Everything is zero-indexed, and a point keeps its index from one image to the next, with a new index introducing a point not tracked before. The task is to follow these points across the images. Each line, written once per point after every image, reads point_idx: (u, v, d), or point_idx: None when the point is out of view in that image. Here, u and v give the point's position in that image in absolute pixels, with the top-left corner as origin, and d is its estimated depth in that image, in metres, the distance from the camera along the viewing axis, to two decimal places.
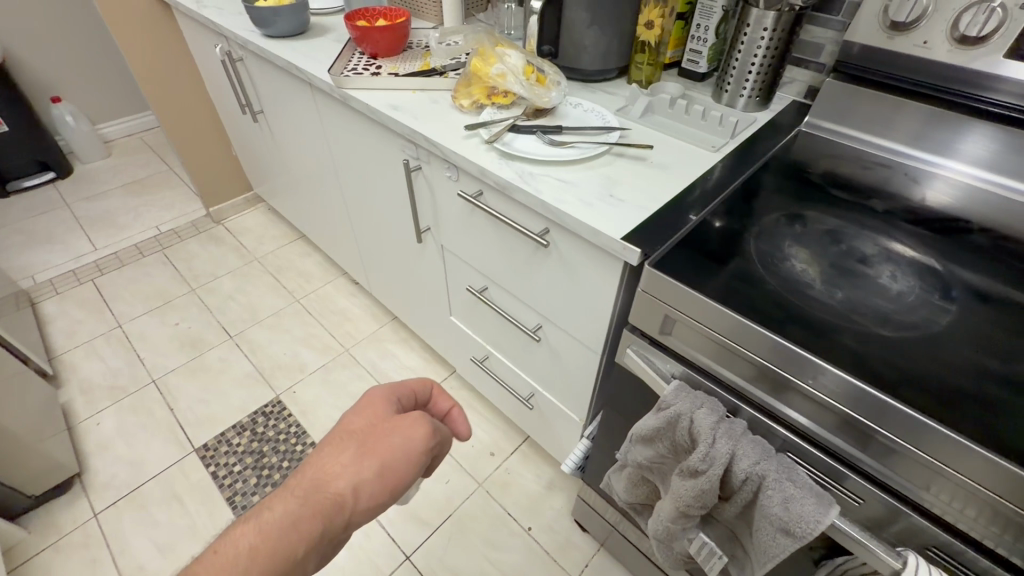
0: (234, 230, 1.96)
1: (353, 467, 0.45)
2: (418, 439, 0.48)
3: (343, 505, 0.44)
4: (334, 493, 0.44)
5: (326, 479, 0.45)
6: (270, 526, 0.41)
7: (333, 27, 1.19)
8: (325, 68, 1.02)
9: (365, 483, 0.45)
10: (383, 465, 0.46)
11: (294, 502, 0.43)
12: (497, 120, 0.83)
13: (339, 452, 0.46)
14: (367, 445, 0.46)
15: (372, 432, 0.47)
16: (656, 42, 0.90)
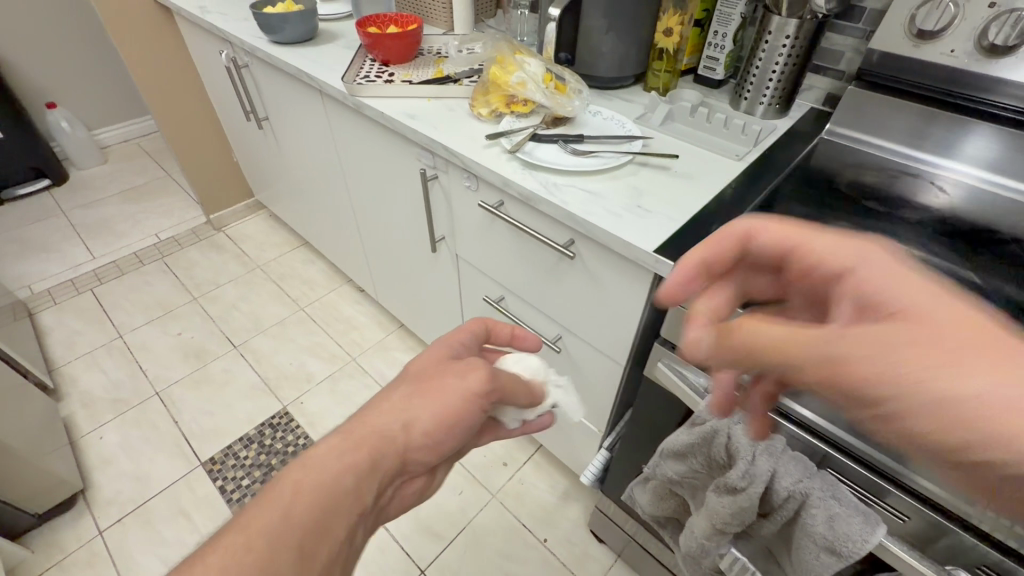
0: (235, 237, 1.94)
1: (404, 405, 0.49)
2: (471, 378, 0.51)
3: (395, 437, 0.46)
4: (386, 428, 0.47)
5: (377, 418, 0.48)
6: (326, 455, 0.44)
7: (341, 33, 1.17)
8: (336, 76, 1.00)
9: (417, 420, 0.48)
10: (436, 401, 0.48)
11: (351, 446, 0.45)
12: (518, 129, 0.82)
13: (393, 396, 0.50)
14: (420, 385, 0.50)
15: (425, 377, 0.51)
16: (674, 50, 0.90)
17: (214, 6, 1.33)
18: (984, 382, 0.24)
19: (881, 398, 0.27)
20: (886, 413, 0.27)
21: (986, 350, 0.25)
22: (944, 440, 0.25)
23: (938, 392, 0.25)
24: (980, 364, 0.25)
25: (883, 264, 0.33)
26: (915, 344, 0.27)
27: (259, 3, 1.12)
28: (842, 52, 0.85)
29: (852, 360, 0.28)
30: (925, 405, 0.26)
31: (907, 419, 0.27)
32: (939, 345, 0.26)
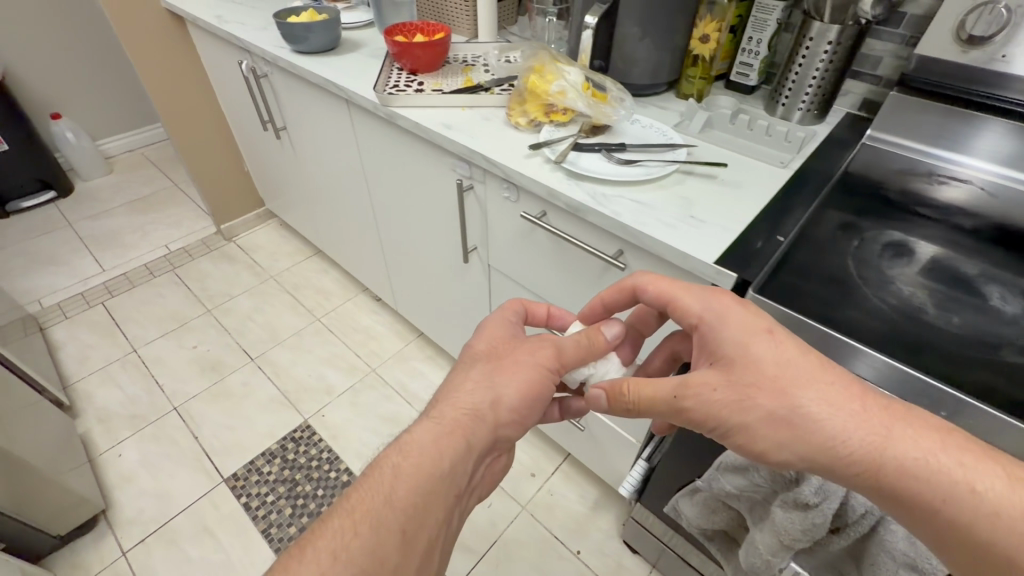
0: (247, 247, 1.91)
1: (482, 386, 0.61)
2: (537, 356, 0.63)
3: (475, 417, 0.59)
4: (469, 410, 0.59)
5: (460, 400, 0.60)
6: (421, 443, 0.56)
7: (364, 42, 1.16)
8: (364, 85, 0.99)
9: (494, 398, 0.60)
10: (511, 378, 0.62)
11: (437, 429, 0.57)
12: (559, 138, 0.81)
13: (472, 374, 0.63)
14: (494, 365, 0.63)
15: (496, 359, 0.64)
16: (711, 56, 0.88)
17: (231, 15, 1.31)
18: (766, 410, 0.49)
19: (758, 433, 0.50)
20: (772, 441, 0.50)
21: (789, 404, 0.48)
22: (807, 453, 0.48)
23: (795, 423, 0.48)
24: (763, 403, 0.49)
25: (734, 330, 0.52)
26: (779, 399, 0.48)
27: (283, 13, 1.11)
28: (881, 56, 0.85)
29: (687, 400, 0.53)
30: (769, 434, 0.50)
31: (764, 440, 0.50)
32: (761, 405, 0.49)
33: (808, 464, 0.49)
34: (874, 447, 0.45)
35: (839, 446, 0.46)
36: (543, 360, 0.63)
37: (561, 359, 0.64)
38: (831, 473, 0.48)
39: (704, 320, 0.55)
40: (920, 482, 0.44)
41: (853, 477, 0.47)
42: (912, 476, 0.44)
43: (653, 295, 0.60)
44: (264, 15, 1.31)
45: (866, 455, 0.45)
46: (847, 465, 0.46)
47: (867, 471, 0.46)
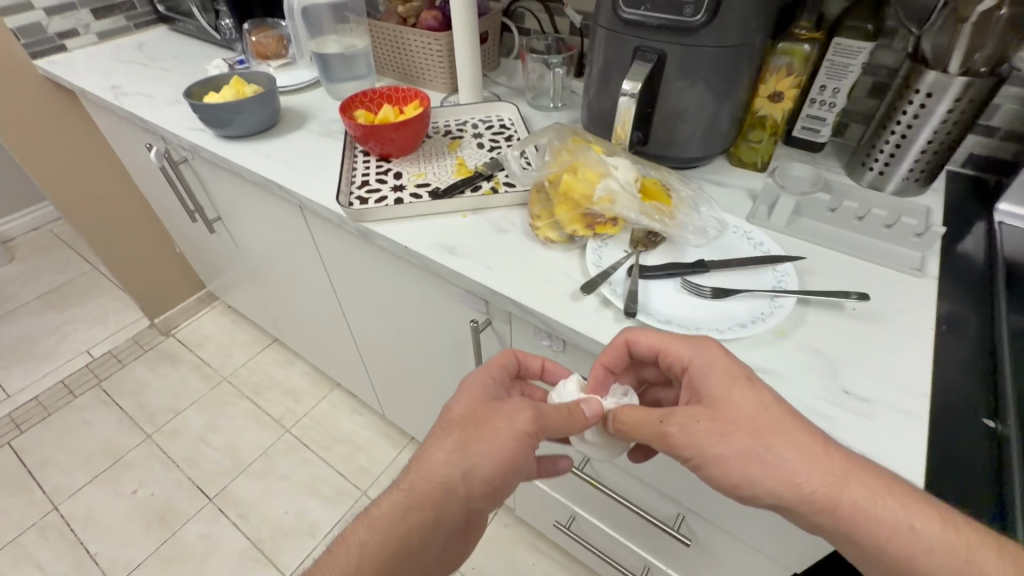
0: (191, 342, 1.60)
1: (454, 457, 0.47)
2: (519, 424, 0.48)
3: (447, 497, 0.46)
4: (438, 484, 0.46)
5: (430, 470, 0.47)
6: (386, 517, 0.46)
7: (312, 114, 0.90)
8: (321, 183, 0.73)
9: (469, 474, 0.47)
10: (487, 452, 0.47)
11: (402, 497, 0.47)
12: (610, 260, 0.58)
13: (445, 440, 0.49)
14: (469, 433, 0.48)
15: (471, 423, 0.49)
16: (784, 117, 0.68)
17: (131, 84, 1.02)
18: (739, 450, 0.42)
19: (726, 469, 0.43)
20: (739, 477, 0.43)
21: (759, 440, 0.42)
22: (771, 488, 0.42)
23: (760, 459, 0.42)
24: (739, 439, 0.42)
25: (721, 371, 0.45)
26: (750, 438, 0.42)
27: (195, 88, 0.84)
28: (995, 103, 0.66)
29: (669, 434, 0.45)
30: (740, 471, 0.42)
31: (728, 479, 0.43)
32: (737, 443, 0.42)
33: (765, 499, 0.43)
34: (837, 485, 0.40)
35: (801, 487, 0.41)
36: (523, 429, 0.47)
37: (551, 424, 0.49)
38: (784, 507, 0.43)
39: (692, 367, 0.47)
40: (872, 519, 0.40)
41: (810, 512, 0.42)
42: (867, 521, 0.40)
43: (646, 345, 0.49)
44: (175, 81, 1.02)
45: (829, 491, 0.41)
46: (806, 502, 0.41)
47: (825, 508, 0.41)
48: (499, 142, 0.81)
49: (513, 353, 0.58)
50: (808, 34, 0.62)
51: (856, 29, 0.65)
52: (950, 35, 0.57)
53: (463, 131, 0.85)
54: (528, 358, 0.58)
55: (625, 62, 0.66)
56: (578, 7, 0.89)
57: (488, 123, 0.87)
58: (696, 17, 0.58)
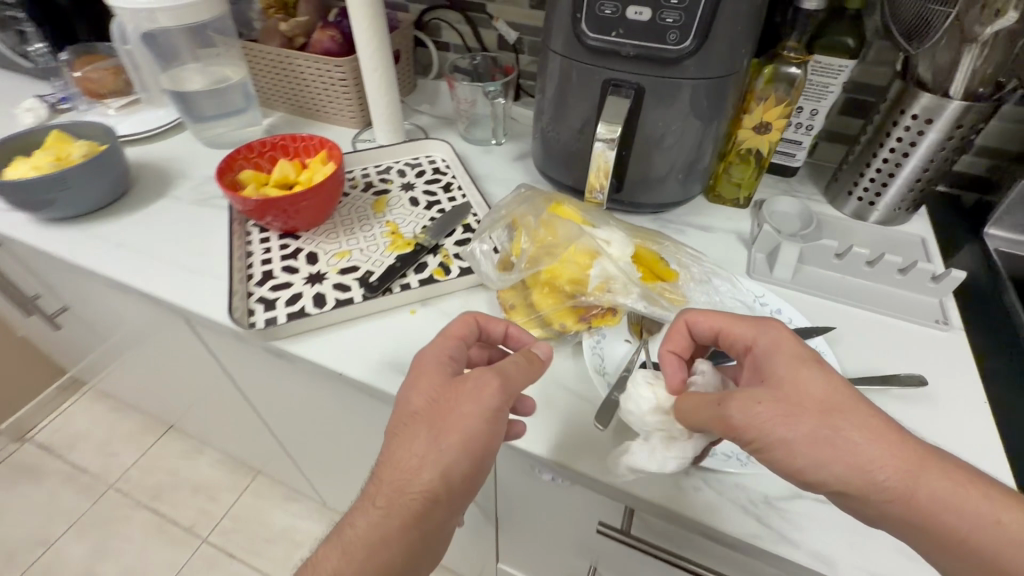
0: (55, 444, 1.27)
1: (427, 462, 0.36)
2: (489, 403, 0.37)
3: (432, 505, 0.36)
4: (416, 496, 0.36)
5: (403, 479, 0.36)
6: (362, 545, 0.36)
7: (177, 172, 0.68)
8: (202, 280, 0.54)
9: (449, 475, 0.36)
10: (463, 443, 0.36)
11: (376, 516, 0.36)
12: (616, 361, 0.46)
13: (410, 441, 0.37)
14: (436, 427, 0.36)
15: (436, 413, 0.37)
16: (771, 151, 0.59)
17: None
18: (801, 433, 0.33)
19: (787, 445, 0.33)
20: (801, 459, 0.33)
21: (827, 418, 0.33)
22: (839, 472, 0.32)
23: (826, 439, 0.32)
24: (805, 420, 0.33)
25: (789, 352, 0.36)
26: (816, 417, 0.33)
27: None
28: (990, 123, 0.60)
29: (732, 399, 0.35)
30: (803, 456, 0.33)
31: (786, 462, 0.33)
32: (801, 425, 0.33)
33: (823, 488, 0.33)
34: (916, 476, 0.31)
35: (874, 479, 0.32)
36: (497, 406, 0.37)
37: (520, 385, 0.39)
38: (844, 496, 0.33)
39: (758, 347, 0.38)
40: (953, 511, 0.31)
41: (882, 505, 0.32)
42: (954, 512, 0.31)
43: (707, 326, 0.41)
44: None
45: (907, 480, 0.31)
46: (879, 493, 0.31)
47: (900, 498, 0.31)
48: (436, 195, 0.66)
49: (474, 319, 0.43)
50: (798, 57, 0.53)
51: (836, 47, 0.58)
52: (950, 56, 0.50)
53: (388, 182, 0.68)
54: (490, 323, 0.44)
55: (590, 97, 0.53)
56: (508, 19, 0.75)
57: (417, 168, 0.70)
58: (681, 45, 0.46)
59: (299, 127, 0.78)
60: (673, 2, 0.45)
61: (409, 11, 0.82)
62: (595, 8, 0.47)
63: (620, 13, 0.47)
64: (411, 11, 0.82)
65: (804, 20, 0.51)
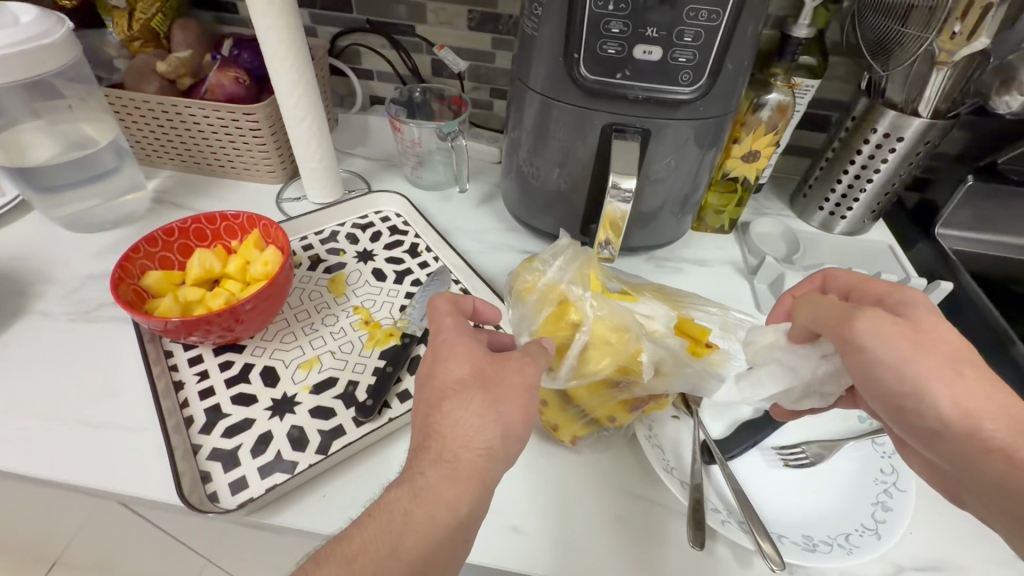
0: None
1: (490, 419, 0.31)
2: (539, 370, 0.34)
3: (496, 464, 0.31)
4: (479, 454, 0.30)
5: (464, 436, 0.30)
6: (428, 504, 0.29)
7: (35, 277, 0.50)
8: (115, 439, 0.39)
9: (511, 434, 0.31)
10: (522, 402, 0.32)
11: (436, 475, 0.30)
12: (674, 446, 0.42)
13: (463, 402, 0.31)
14: (491, 388, 0.32)
15: (485, 375, 0.32)
16: (756, 178, 0.57)
17: None
18: (918, 359, 0.32)
19: (899, 369, 0.32)
20: (913, 387, 0.32)
21: (953, 363, 0.32)
22: (944, 405, 0.31)
23: (943, 375, 0.31)
24: (929, 354, 0.32)
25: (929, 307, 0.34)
26: (945, 362, 0.32)
27: None
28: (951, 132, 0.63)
29: (859, 319, 0.33)
30: (910, 369, 0.32)
31: (894, 385, 0.32)
32: (924, 353, 0.32)
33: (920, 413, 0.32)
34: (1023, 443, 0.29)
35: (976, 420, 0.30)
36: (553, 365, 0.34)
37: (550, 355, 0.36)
38: (935, 435, 0.32)
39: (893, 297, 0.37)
40: None
41: (976, 452, 0.30)
42: None
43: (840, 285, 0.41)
44: None
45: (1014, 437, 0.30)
46: (977, 441, 0.30)
47: (1001, 451, 0.30)
48: (403, 261, 0.55)
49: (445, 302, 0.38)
50: (781, 84, 0.51)
51: (805, 65, 0.56)
52: (920, 76, 0.51)
53: (339, 253, 0.55)
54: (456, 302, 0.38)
55: (583, 141, 0.47)
56: (444, 43, 0.66)
57: (368, 229, 0.59)
58: (693, 87, 0.42)
59: (200, 188, 0.62)
60: (687, 41, 0.40)
61: (318, 35, 0.69)
62: (596, 46, 0.41)
63: (626, 52, 0.41)
64: (320, 36, 0.69)
65: (794, 50, 0.49)
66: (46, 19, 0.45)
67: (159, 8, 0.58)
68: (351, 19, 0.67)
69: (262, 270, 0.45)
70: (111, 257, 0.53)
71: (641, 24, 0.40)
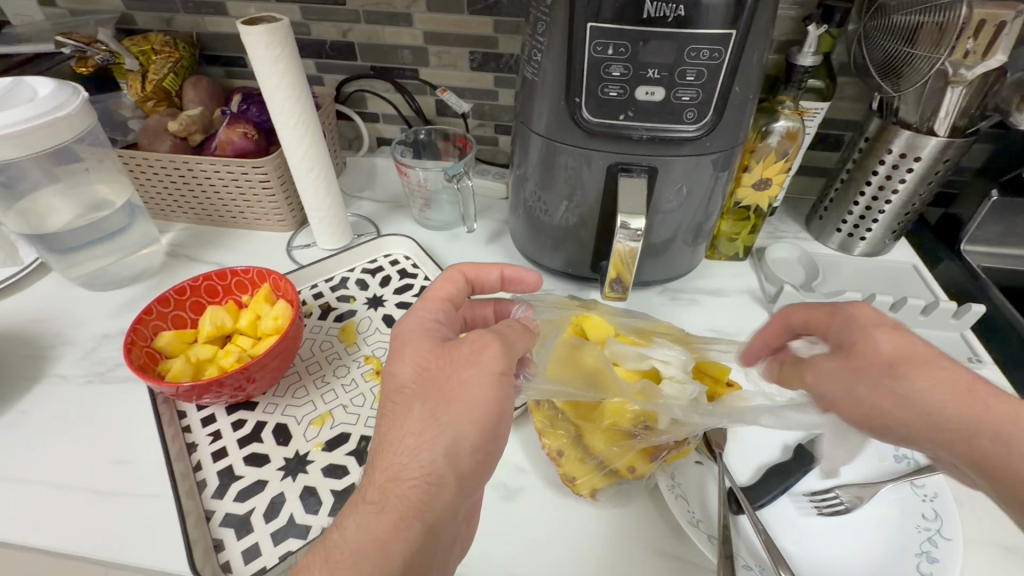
0: None
1: (427, 439, 0.30)
2: (491, 364, 0.31)
3: (434, 488, 0.29)
4: (416, 481, 0.29)
5: (400, 461, 0.30)
6: (351, 551, 0.27)
7: (55, 339, 0.51)
8: (131, 507, 0.39)
9: (457, 447, 0.30)
10: (465, 413, 0.30)
11: (369, 511, 0.29)
12: (699, 494, 0.40)
13: (401, 421, 0.31)
14: (431, 401, 0.31)
15: (427, 384, 0.32)
16: (768, 205, 0.56)
17: None
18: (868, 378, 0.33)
19: (852, 398, 0.33)
20: (870, 409, 0.32)
21: (893, 371, 0.32)
22: (899, 415, 0.32)
23: (882, 388, 0.32)
24: (871, 372, 0.33)
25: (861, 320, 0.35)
26: (881, 373, 0.32)
27: None
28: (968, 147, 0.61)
29: (812, 380, 0.36)
30: (861, 396, 0.33)
31: (856, 412, 0.33)
32: (868, 371, 0.33)
33: (883, 431, 0.32)
34: (971, 435, 0.29)
35: (942, 417, 0.30)
36: (502, 364, 0.32)
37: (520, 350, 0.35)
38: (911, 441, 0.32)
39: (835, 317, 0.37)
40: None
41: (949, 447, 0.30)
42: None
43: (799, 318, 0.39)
44: None
45: (963, 426, 0.30)
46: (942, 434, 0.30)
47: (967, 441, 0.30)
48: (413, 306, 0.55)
49: (460, 274, 0.41)
50: (789, 110, 0.50)
51: (813, 88, 0.55)
52: (933, 95, 0.50)
53: (349, 300, 0.55)
54: (480, 271, 0.41)
55: (588, 180, 0.46)
56: (447, 84, 0.67)
57: (378, 274, 0.59)
58: (698, 123, 0.42)
59: (213, 239, 0.63)
60: (689, 79, 0.39)
61: (324, 83, 0.70)
62: (597, 90, 0.41)
63: (628, 94, 0.41)
64: (326, 83, 0.70)
65: (800, 77, 0.49)
66: (62, 91, 0.46)
67: (171, 68, 0.61)
68: (355, 66, 0.68)
69: (271, 324, 0.45)
70: (127, 315, 0.54)
71: (642, 66, 0.39)
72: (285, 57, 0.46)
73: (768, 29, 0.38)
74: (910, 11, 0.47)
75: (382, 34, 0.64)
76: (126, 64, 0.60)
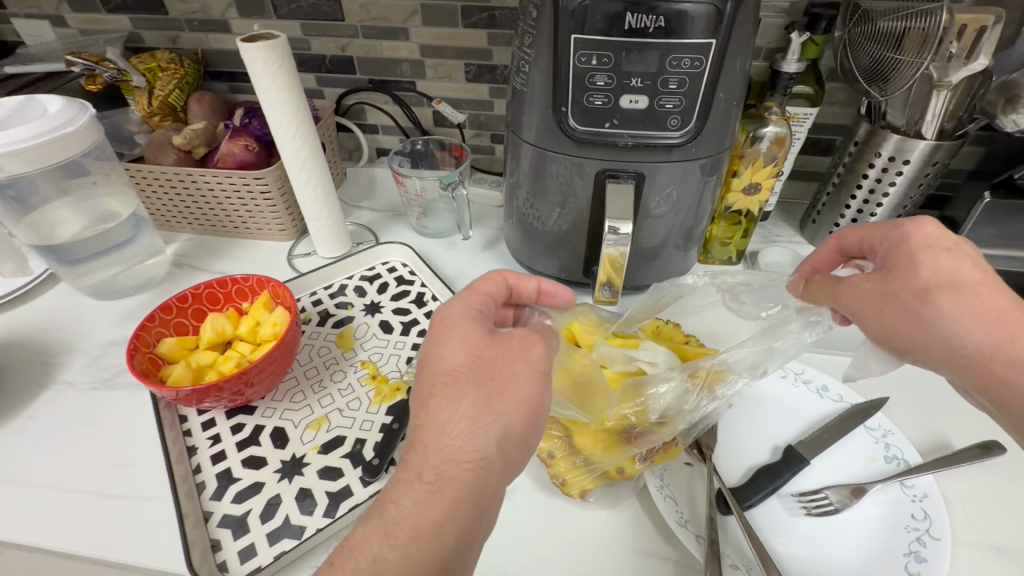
0: None
1: (481, 425, 0.30)
2: (539, 363, 0.33)
3: (484, 474, 0.30)
4: (468, 465, 0.30)
5: (453, 444, 0.30)
6: (408, 530, 0.28)
7: (63, 347, 0.53)
8: (133, 509, 0.40)
9: (506, 436, 0.31)
10: (517, 404, 0.31)
11: (421, 491, 0.29)
12: (688, 495, 0.40)
13: (453, 405, 0.31)
14: (484, 388, 0.31)
15: (479, 369, 0.32)
16: (760, 209, 0.56)
17: None
18: (900, 302, 0.35)
19: (878, 322, 0.36)
20: (895, 331, 0.36)
21: (925, 294, 0.34)
22: (924, 337, 0.35)
23: (911, 310, 0.35)
24: (900, 294, 0.35)
25: (911, 235, 0.36)
26: (913, 296, 0.35)
27: None
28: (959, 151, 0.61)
29: (841, 292, 0.38)
30: (884, 318, 0.36)
31: (875, 332, 0.37)
32: (898, 296, 0.35)
33: (900, 351, 0.37)
34: (984, 361, 0.34)
35: (958, 338, 0.34)
36: (548, 365, 0.33)
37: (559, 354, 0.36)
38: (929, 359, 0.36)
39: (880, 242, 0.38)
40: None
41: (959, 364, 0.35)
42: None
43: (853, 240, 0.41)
44: None
45: (984, 351, 0.34)
46: (956, 357, 0.35)
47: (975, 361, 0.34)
48: (409, 311, 0.56)
49: (501, 277, 0.40)
50: (776, 116, 0.51)
51: (800, 95, 0.56)
52: (920, 99, 0.51)
53: (347, 306, 0.57)
54: (522, 282, 0.41)
55: (578, 188, 0.47)
56: (446, 95, 0.69)
57: (376, 281, 0.60)
58: (682, 130, 0.43)
59: (216, 249, 0.65)
60: (672, 88, 0.41)
61: (325, 96, 0.72)
62: (583, 98, 0.42)
63: (613, 103, 0.42)
64: (327, 96, 0.72)
65: (785, 83, 0.50)
66: (71, 107, 0.48)
67: (176, 84, 0.63)
68: (354, 80, 0.69)
69: (271, 330, 0.46)
70: (131, 323, 0.56)
71: (625, 75, 0.40)
72: (282, 73, 0.48)
73: (749, 36, 0.39)
74: (896, 17, 0.48)
75: (380, 48, 0.66)
76: (134, 82, 0.63)
